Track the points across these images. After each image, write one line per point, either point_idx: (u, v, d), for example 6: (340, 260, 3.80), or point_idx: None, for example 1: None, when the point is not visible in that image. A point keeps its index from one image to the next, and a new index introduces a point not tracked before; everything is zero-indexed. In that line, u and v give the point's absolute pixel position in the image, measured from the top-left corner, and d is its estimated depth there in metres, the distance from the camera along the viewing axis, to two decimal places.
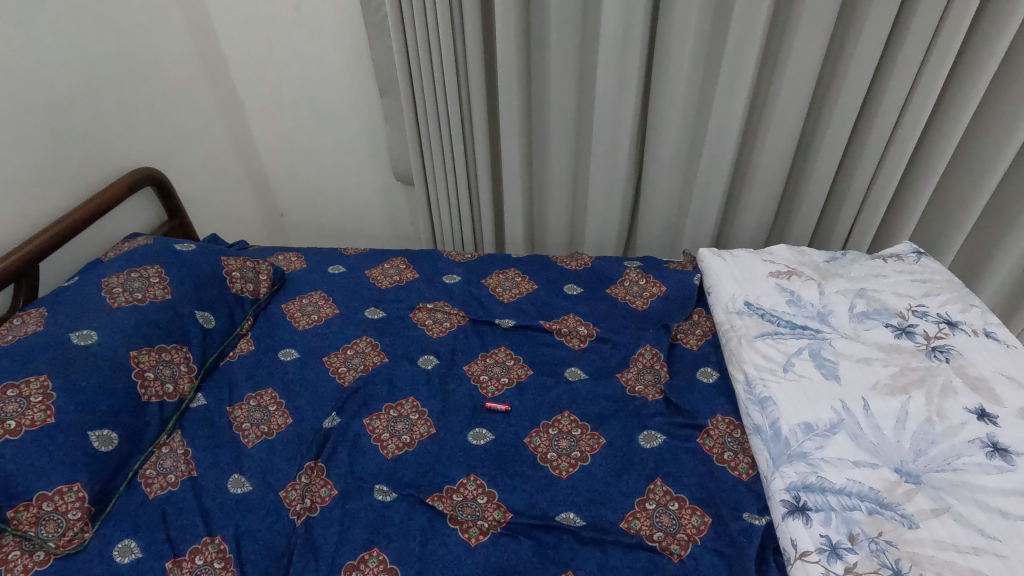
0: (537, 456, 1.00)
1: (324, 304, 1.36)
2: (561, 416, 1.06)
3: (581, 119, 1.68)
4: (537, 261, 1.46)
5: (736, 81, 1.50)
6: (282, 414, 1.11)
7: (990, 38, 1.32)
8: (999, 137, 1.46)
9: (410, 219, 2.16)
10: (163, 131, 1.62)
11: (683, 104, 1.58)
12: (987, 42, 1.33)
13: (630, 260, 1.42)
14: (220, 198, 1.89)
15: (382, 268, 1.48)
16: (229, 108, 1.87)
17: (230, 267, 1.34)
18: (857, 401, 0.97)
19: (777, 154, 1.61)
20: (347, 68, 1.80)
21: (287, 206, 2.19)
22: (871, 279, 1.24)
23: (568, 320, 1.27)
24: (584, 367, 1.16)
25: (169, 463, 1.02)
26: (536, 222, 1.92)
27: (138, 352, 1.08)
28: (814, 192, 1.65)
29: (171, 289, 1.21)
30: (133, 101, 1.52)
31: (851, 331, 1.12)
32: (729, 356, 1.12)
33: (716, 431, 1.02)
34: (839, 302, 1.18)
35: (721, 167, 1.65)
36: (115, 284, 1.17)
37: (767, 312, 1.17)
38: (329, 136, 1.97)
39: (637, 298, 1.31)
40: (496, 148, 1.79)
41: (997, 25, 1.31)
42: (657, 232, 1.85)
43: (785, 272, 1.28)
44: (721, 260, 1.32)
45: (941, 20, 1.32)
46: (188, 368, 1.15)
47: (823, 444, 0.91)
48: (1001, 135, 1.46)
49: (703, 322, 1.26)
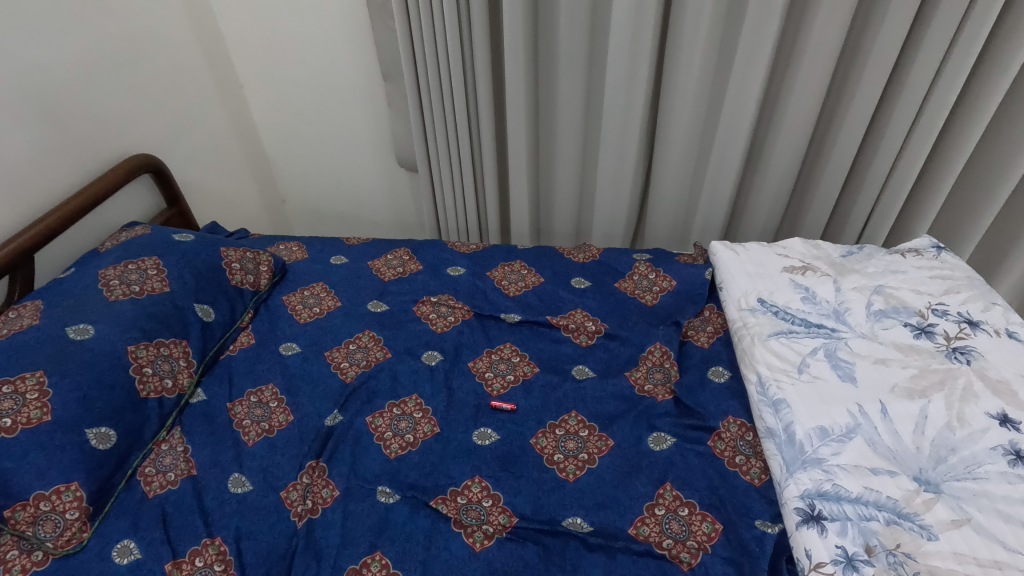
0: (544, 457, 0.97)
1: (326, 296, 1.34)
2: (568, 416, 1.03)
3: (591, 104, 1.63)
4: (543, 253, 1.42)
5: (751, 67, 1.44)
6: (283, 411, 1.08)
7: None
8: None
9: (413, 206, 2.11)
10: (162, 117, 1.58)
11: (696, 92, 1.53)
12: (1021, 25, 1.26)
13: (639, 253, 1.39)
14: (221, 185, 1.85)
15: (385, 259, 1.45)
16: (228, 90, 1.82)
17: (229, 258, 1.30)
18: (874, 404, 0.94)
19: (793, 144, 1.56)
20: (349, 50, 1.74)
21: (289, 192, 2.15)
22: (888, 275, 1.20)
23: (576, 315, 1.24)
24: (591, 364, 1.12)
25: (168, 461, 1.00)
26: (543, 210, 1.88)
27: (136, 347, 1.06)
28: (828, 183, 1.61)
29: (170, 282, 1.18)
30: (131, 87, 1.48)
31: (867, 330, 1.09)
32: (741, 355, 1.09)
33: (727, 434, 0.98)
34: (855, 300, 1.15)
35: (733, 158, 1.60)
36: (112, 276, 1.14)
37: (781, 310, 1.14)
38: (332, 121, 1.92)
39: (647, 293, 1.28)
40: (502, 135, 1.75)
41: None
42: (667, 220, 1.80)
43: (800, 266, 1.24)
44: (734, 255, 1.29)
45: (970, 4, 1.26)
46: (187, 363, 1.13)
47: (840, 450, 0.89)
48: None
49: (715, 318, 1.21)
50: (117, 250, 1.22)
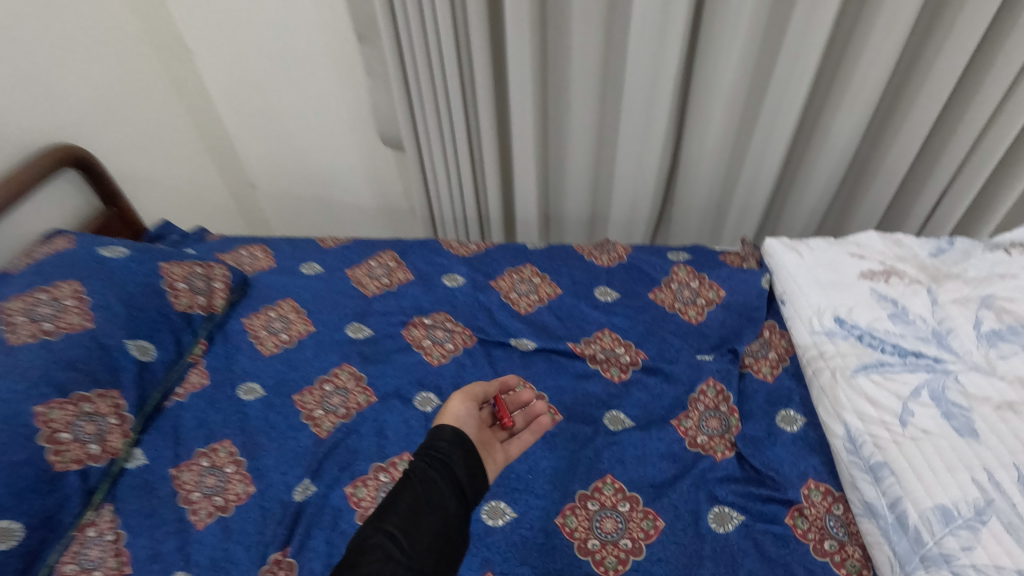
0: (575, 546, 0.75)
1: (296, 319, 1.10)
2: (602, 483, 0.81)
3: (611, 68, 1.34)
4: (560, 255, 1.17)
5: (813, 22, 1.17)
6: (243, 480, 0.86)
7: None
8: None
9: (402, 189, 1.83)
10: (87, 95, 1.28)
11: (745, 44, 1.23)
12: None
13: (676, 255, 1.14)
14: (174, 174, 1.55)
15: (366, 267, 1.20)
16: (171, 59, 1.51)
17: (173, 277, 1.05)
18: (1007, 470, 0.72)
19: (861, 110, 1.28)
20: (313, 5, 1.42)
21: (260, 177, 1.85)
22: (996, 281, 0.96)
23: (603, 338, 1.01)
24: (628, 410, 0.90)
25: (95, 555, 0.79)
26: (552, 195, 1.61)
27: (47, 407, 0.83)
28: (898, 154, 1.34)
29: (95, 316, 0.94)
30: (45, 62, 1.19)
31: (981, 360, 0.85)
32: (819, 396, 0.86)
33: (812, 510, 0.75)
34: (960, 318, 0.91)
35: (787, 124, 1.32)
36: (16, 311, 0.90)
37: (867, 334, 0.90)
38: (303, 94, 1.61)
39: (689, 308, 1.04)
40: (504, 107, 1.45)
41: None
42: (699, 204, 1.53)
43: (881, 272, 0.99)
44: (797, 260, 1.03)
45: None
46: (120, 420, 0.90)
47: (972, 543, 0.67)
48: None
49: (777, 341, 0.97)
50: (29, 273, 0.98)
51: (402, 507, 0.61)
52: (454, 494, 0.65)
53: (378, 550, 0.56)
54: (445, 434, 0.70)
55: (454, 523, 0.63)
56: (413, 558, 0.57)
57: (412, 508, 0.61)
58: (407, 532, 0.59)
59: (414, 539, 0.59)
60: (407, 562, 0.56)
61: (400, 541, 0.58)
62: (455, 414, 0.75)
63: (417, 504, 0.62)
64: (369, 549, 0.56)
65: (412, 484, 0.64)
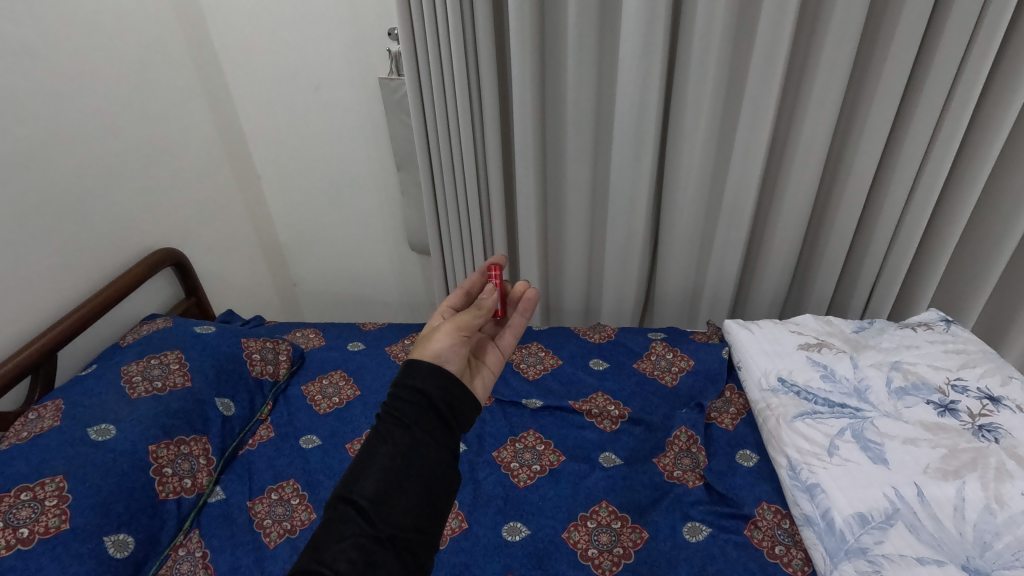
0: (578, 553, 0.95)
1: (345, 385, 1.35)
2: (599, 507, 1.02)
3: (597, 190, 1.67)
4: (560, 334, 1.45)
5: (748, 158, 1.48)
6: (306, 509, 1.07)
7: (992, 121, 1.30)
8: (1007, 217, 1.42)
9: (424, 286, 2.14)
10: (182, 212, 1.61)
11: (699, 176, 1.55)
12: (991, 125, 1.31)
13: (654, 333, 1.42)
14: (236, 274, 1.86)
15: (402, 345, 1.48)
16: (246, 183, 1.86)
17: (250, 349, 1.32)
18: (909, 487, 0.92)
19: (796, 222, 1.55)
20: (363, 143, 1.80)
21: (301, 276, 2.15)
22: (904, 350, 1.20)
23: (597, 399, 1.25)
24: (618, 452, 1.13)
25: (185, 568, 0.96)
26: (552, 290, 1.90)
27: (157, 446, 1.04)
28: (831, 257, 1.58)
29: (192, 377, 1.18)
30: (156, 186, 1.52)
31: (891, 408, 1.07)
32: (768, 438, 1.08)
33: (764, 522, 0.97)
34: (875, 377, 1.13)
35: (739, 231, 1.60)
36: (135, 372, 1.14)
37: (803, 390, 1.13)
38: (348, 210, 1.96)
39: (666, 373, 1.30)
40: (512, 218, 1.79)
41: (1016, 74, 1.24)
42: (675, 298, 1.81)
43: (815, 343, 1.24)
44: (749, 334, 1.29)
45: (957, 74, 1.27)
46: (207, 461, 1.12)
47: (882, 538, 0.87)
48: (1008, 214, 1.41)
49: (736, 399, 1.22)
50: (140, 344, 1.23)
51: (373, 475, 0.65)
52: (430, 445, 0.69)
53: (351, 524, 0.62)
54: (424, 375, 0.74)
55: (433, 473, 0.67)
56: (387, 525, 0.62)
57: (386, 476, 0.65)
58: (379, 502, 0.63)
59: (386, 507, 0.63)
60: (380, 531, 0.62)
61: (373, 511, 0.63)
62: (440, 352, 0.78)
63: (390, 468, 0.65)
64: (342, 522, 0.62)
65: (385, 446, 0.67)
